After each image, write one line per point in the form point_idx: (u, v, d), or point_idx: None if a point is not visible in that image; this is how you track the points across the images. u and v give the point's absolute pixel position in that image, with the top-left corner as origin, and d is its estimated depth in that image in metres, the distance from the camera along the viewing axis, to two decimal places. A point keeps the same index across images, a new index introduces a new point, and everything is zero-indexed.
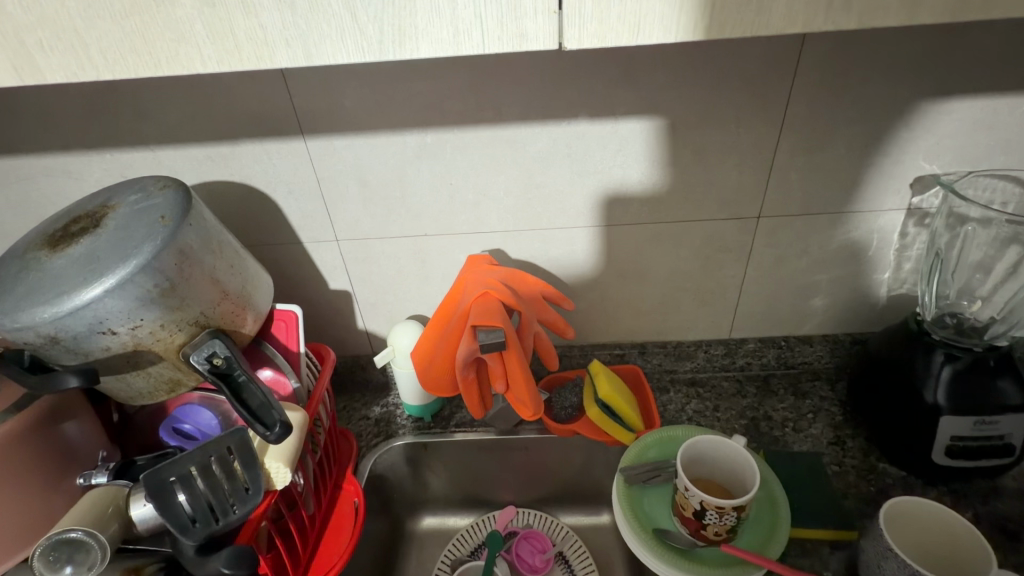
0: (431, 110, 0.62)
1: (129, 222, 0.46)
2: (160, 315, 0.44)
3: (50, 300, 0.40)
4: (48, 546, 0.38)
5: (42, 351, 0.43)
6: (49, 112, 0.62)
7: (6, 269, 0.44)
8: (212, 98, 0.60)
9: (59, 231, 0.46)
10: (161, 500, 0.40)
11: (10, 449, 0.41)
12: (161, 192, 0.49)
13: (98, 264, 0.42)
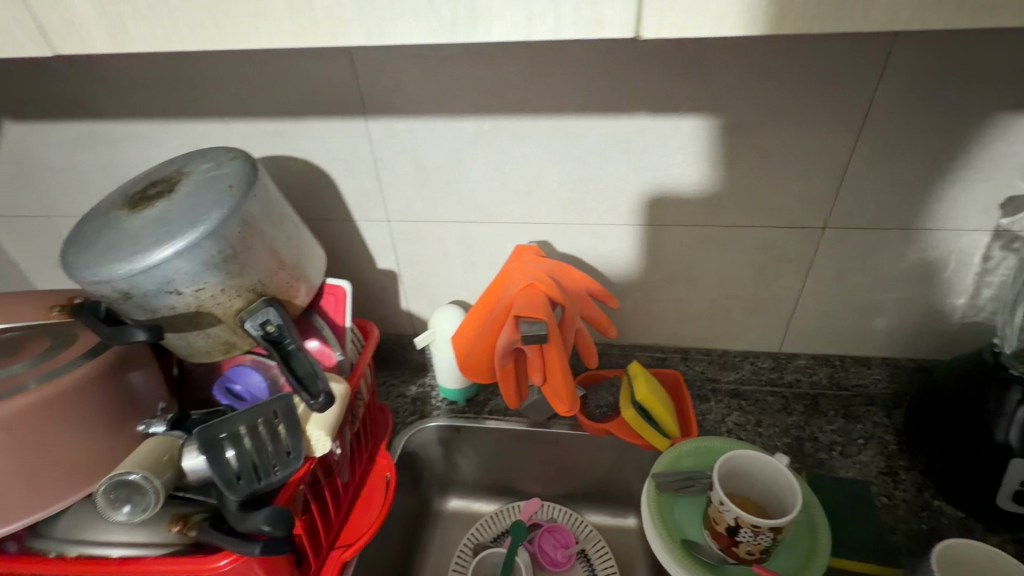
0: (491, 96, 0.62)
1: (199, 188, 0.48)
2: (222, 279, 0.47)
3: (125, 258, 0.43)
4: (110, 486, 0.41)
5: (116, 304, 0.46)
6: (136, 82, 0.66)
7: (89, 225, 0.47)
8: (282, 75, 0.63)
9: (137, 193, 0.49)
10: (212, 454, 0.43)
11: (80, 393, 0.45)
12: (230, 161, 0.51)
13: (170, 226, 0.44)
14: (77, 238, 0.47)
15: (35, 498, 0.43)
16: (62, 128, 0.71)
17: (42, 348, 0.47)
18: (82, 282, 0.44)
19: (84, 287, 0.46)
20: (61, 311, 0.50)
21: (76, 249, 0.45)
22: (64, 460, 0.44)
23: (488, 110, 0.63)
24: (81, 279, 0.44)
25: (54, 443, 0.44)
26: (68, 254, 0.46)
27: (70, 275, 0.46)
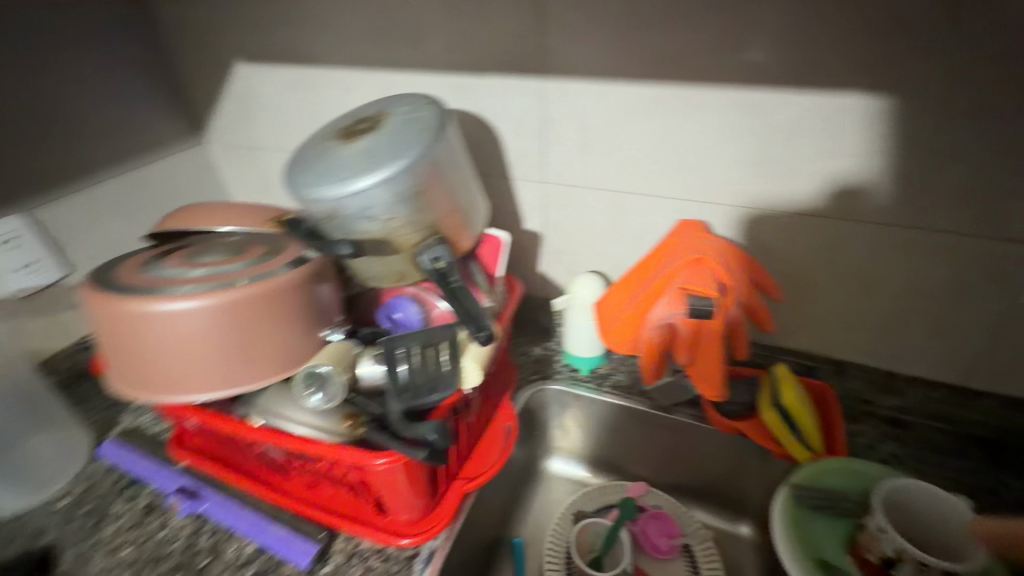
0: (679, 61, 0.59)
1: (399, 127, 0.52)
2: (409, 212, 0.51)
3: (338, 182, 0.49)
4: (307, 374, 0.49)
5: (322, 223, 0.53)
6: (346, 33, 0.73)
7: (309, 153, 0.54)
8: (474, 30, 0.66)
9: (348, 128, 0.55)
10: (388, 364, 0.48)
11: (286, 296, 0.51)
12: (427, 106, 0.55)
13: (376, 158, 0.49)
14: (298, 163, 0.54)
15: (244, 374, 0.51)
16: (280, 71, 0.82)
17: (260, 253, 0.54)
18: (301, 199, 0.51)
19: (300, 205, 0.53)
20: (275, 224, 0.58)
21: (299, 171, 0.52)
22: (268, 348, 0.51)
23: (672, 76, 0.61)
24: (301, 197, 0.51)
25: (263, 333, 0.50)
26: (291, 175, 0.53)
27: (291, 193, 0.53)
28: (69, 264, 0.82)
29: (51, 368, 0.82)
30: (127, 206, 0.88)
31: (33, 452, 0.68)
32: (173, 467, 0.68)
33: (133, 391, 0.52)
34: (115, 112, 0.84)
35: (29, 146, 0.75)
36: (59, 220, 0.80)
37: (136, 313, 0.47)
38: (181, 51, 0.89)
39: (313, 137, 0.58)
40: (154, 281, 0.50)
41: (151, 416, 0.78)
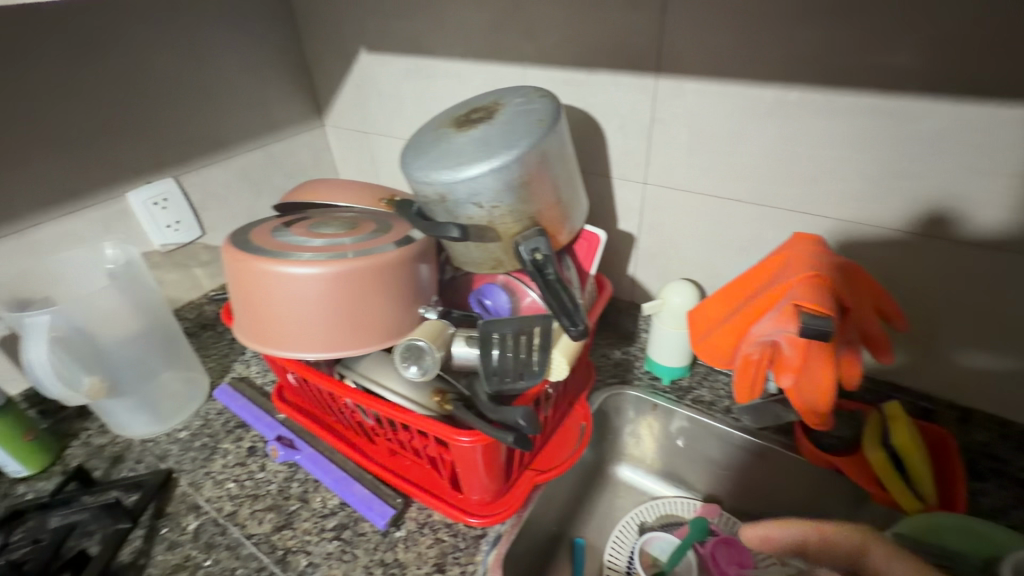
0: (811, 64, 0.55)
1: (513, 119, 0.53)
2: (513, 202, 0.52)
3: (451, 167, 0.51)
4: (404, 347, 0.51)
5: (430, 206, 0.55)
6: (465, 26, 0.76)
7: (424, 139, 0.57)
8: (591, 26, 0.65)
9: (463, 118, 0.57)
10: (483, 346, 0.50)
11: (392, 273, 0.54)
12: (541, 99, 0.55)
13: (488, 148, 0.50)
14: (414, 147, 0.57)
15: (349, 338, 0.55)
16: (397, 60, 0.87)
17: (372, 228, 0.58)
18: (412, 182, 0.54)
19: (410, 188, 0.56)
20: (386, 203, 0.61)
21: (414, 155, 0.55)
22: (373, 318, 0.55)
23: (801, 79, 0.57)
24: (413, 179, 0.54)
25: (370, 303, 0.54)
26: (406, 159, 0.56)
27: (404, 176, 0.56)
28: (204, 225, 0.93)
29: (183, 315, 0.94)
30: (254, 178, 0.98)
31: (164, 386, 0.78)
32: (274, 416, 0.75)
33: (252, 342, 0.57)
34: (253, 93, 0.93)
35: (183, 120, 0.85)
36: (200, 186, 0.90)
37: (264, 271, 0.52)
38: (313, 39, 0.97)
39: (428, 125, 0.60)
40: (280, 244, 0.55)
41: (258, 368, 0.87)
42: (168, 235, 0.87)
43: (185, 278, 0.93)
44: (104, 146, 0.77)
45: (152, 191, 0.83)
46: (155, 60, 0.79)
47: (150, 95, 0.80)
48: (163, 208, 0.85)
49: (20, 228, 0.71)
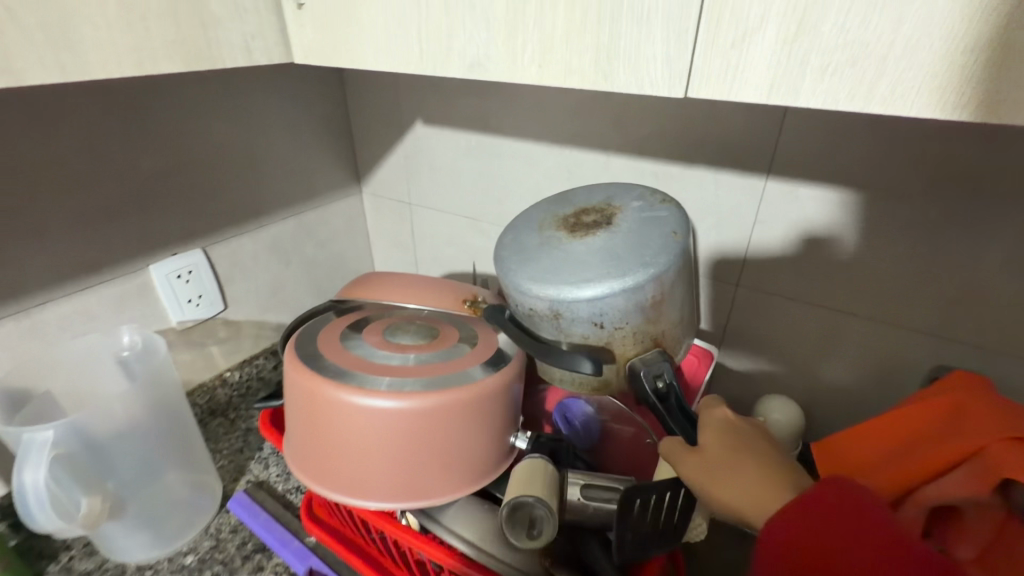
0: (959, 181, 0.49)
1: (638, 225, 0.46)
2: (639, 321, 0.44)
3: (572, 282, 0.42)
4: (510, 509, 0.42)
5: (533, 318, 0.46)
6: (545, 109, 0.71)
7: (524, 238, 0.48)
8: (692, 120, 0.60)
9: (572, 217, 0.48)
10: (623, 512, 0.39)
11: (486, 405, 0.45)
12: (665, 202, 0.48)
13: (618, 261, 0.42)
14: (510, 245, 0.48)
15: (431, 483, 0.45)
16: (458, 136, 0.82)
17: (458, 336, 0.50)
18: (516, 289, 0.45)
19: (507, 293, 0.47)
20: (471, 307, 0.53)
21: (515, 258, 0.46)
22: (458, 458, 0.46)
23: (941, 195, 0.50)
24: (516, 287, 0.45)
25: (459, 441, 0.45)
26: (505, 260, 0.47)
27: (501, 279, 0.47)
28: (227, 299, 0.83)
29: (194, 400, 0.81)
30: (285, 248, 0.89)
31: (174, 498, 0.66)
32: (303, 540, 0.64)
33: (310, 477, 0.47)
34: (294, 159, 0.86)
35: (219, 187, 0.77)
36: (228, 257, 0.81)
37: (337, 404, 0.43)
38: (361, 106, 0.91)
39: (521, 217, 0.52)
40: (354, 360, 0.46)
41: (277, 470, 0.75)
42: (187, 311, 0.77)
43: (199, 358, 0.82)
44: (131, 215, 0.69)
45: (177, 263, 0.74)
46: (197, 125, 0.72)
47: (189, 161, 0.73)
48: (186, 281, 0.76)
49: (27, 306, 0.62)
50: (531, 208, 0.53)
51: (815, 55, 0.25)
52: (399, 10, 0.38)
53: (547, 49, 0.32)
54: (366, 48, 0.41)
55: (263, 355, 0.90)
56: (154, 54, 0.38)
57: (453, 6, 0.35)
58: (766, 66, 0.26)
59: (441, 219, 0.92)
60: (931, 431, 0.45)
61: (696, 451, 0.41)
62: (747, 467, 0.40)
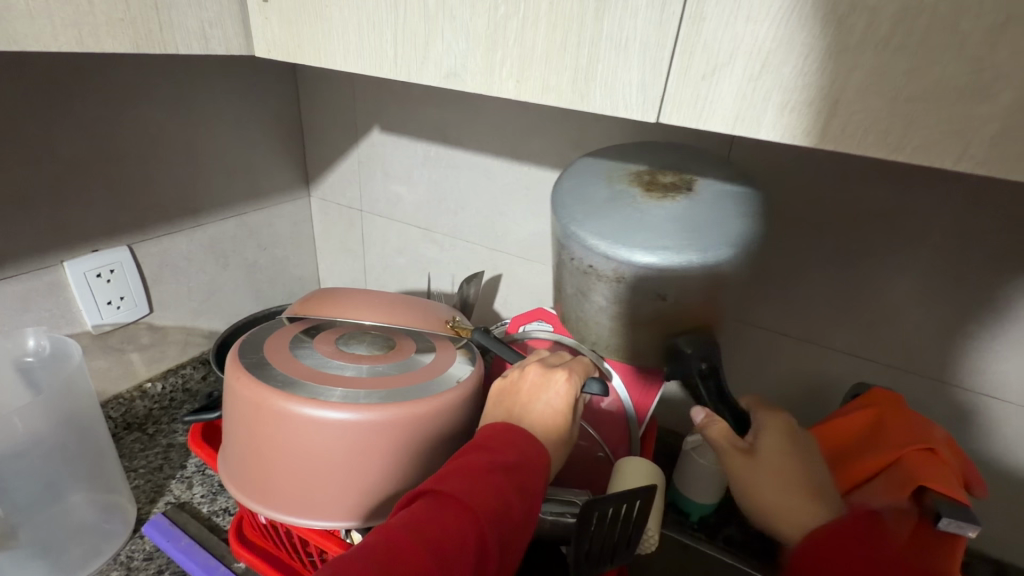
0: (878, 220, 0.54)
1: (719, 201, 0.44)
2: (700, 300, 0.44)
3: (649, 246, 0.40)
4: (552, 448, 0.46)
5: (592, 276, 0.44)
6: (505, 124, 0.72)
7: (592, 189, 0.47)
8: (646, 147, 0.63)
9: (647, 177, 0.47)
10: (581, 524, 0.39)
11: (441, 420, 0.44)
12: (745, 184, 0.46)
13: (700, 229, 0.41)
14: (578, 194, 0.46)
15: (382, 498, 0.43)
16: (415, 145, 0.81)
17: (414, 348, 0.49)
18: (582, 241, 0.43)
19: (567, 244, 0.45)
20: (454, 328, 0.52)
21: (586, 210, 0.44)
22: (410, 473, 0.44)
23: (861, 230, 0.55)
24: (584, 238, 0.43)
25: (420, 455, 0.44)
26: (572, 209, 0.45)
27: (564, 228, 0.45)
28: (153, 302, 0.76)
29: (107, 413, 0.73)
30: (222, 250, 0.84)
31: (77, 522, 0.59)
32: (230, 566, 0.58)
33: (252, 499, 0.44)
34: (238, 157, 0.82)
35: (151, 182, 0.72)
36: (157, 256, 0.75)
37: (295, 417, 0.40)
38: (314, 108, 0.88)
39: (588, 166, 0.50)
40: (303, 370, 0.44)
41: (203, 490, 0.68)
42: (106, 314, 0.71)
43: (116, 365, 0.74)
44: (45, 205, 0.62)
45: (97, 260, 0.68)
46: (127, 109, 0.67)
47: (120, 151, 0.67)
48: (106, 281, 0.69)
49: None
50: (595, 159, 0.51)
51: (777, 92, 0.27)
52: (373, 12, 0.37)
53: (526, 64, 0.33)
54: (335, 48, 0.40)
55: (190, 364, 0.83)
56: (98, 32, 0.35)
57: (433, 15, 0.35)
58: (732, 98, 0.28)
59: (392, 228, 0.90)
60: (854, 445, 0.49)
61: (747, 456, 0.47)
62: (783, 484, 0.46)
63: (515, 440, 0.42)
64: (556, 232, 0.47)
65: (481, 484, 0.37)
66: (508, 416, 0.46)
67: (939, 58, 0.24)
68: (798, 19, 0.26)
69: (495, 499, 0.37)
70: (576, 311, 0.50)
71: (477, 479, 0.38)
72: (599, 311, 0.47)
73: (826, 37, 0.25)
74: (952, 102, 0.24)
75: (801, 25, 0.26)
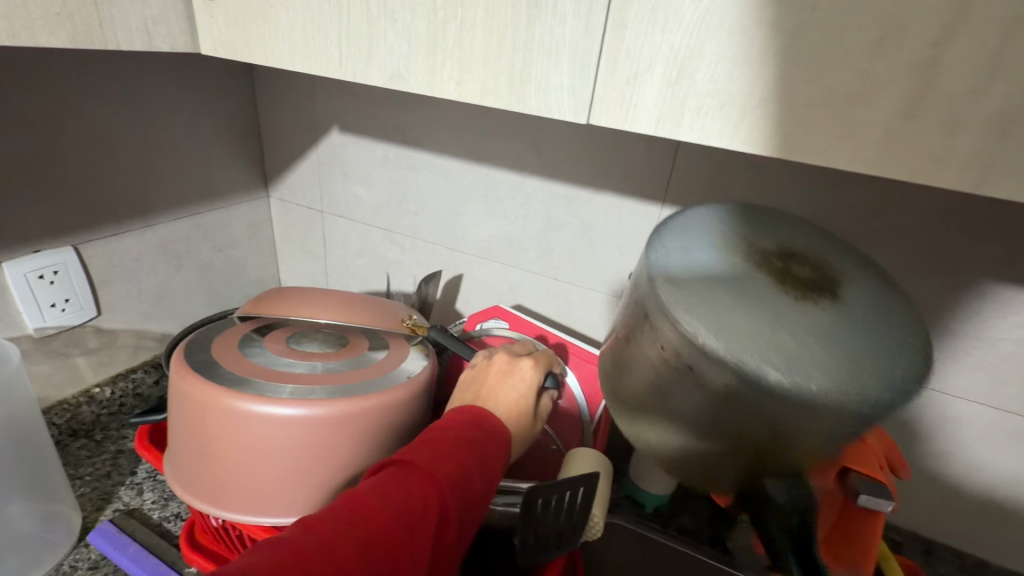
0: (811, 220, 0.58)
1: (869, 320, 0.34)
2: (826, 447, 0.33)
3: (784, 366, 0.30)
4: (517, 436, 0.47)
5: (688, 377, 0.34)
6: (463, 126, 0.73)
7: (708, 260, 0.36)
8: (598, 150, 0.65)
9: (781, 264, 0.37)
10: (525, 515, 0.40)
11: (392, 415, 0.44)
12: (899, 301, 0.37)
13: (849, 358, 0.31)
14: (687, 263, 0.36)
15: (333, 494, 0.44)
16: (375, 146, 0.81)
17: (367, 345, 0.50)
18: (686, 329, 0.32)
19: (661, 327, 0.35)
20: (411, 326, 0.52)
21: (699, 288, 0.34)
22: (362, 468, 0.44)
23: None
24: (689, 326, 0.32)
25: (374, 453, 0.44)
26: (680, 283, 0.35)
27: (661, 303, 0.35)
28: (100, 305, 0.74)
29: (49, 420, 0.71)
30: (176, 252, 0.82)
31: (16, 531, 0.57)
32: (181, 571, 0.57)
33: (200, 499, 0.43)
34: (192, 156, 0.80)
35: (98, 181, 0.70)
36: (105, 257, 0.73)
37: (249, 415, 0.40)
38: (272, 107, 0.87)
39: (699, 221, 0.40)
40: (253, 368, 0.44)
41: (153, 496, 0.67)
42: (49, 317, 0.69)
43: (60, 370, 0.72)
44: None
45: (39, 262, 0.66)
46: (71, 106, 0.65)
47: (63, 149, 0.65)
48: (49, 283, 0.67)
49: None
50: (711, 216, 0.41)
51: (692, 98, 0.29)
52: (318, 14, 0.38)
53: (466, 67, 0.34)
54: (282, 48, 0.41)
55: (142, 368, 0.81)
56: (32, 26, 0.35)
57: (376, 18, 0.36)
58: (655, 103, 0.30)
59: (353, 229, 0.90)
60: None
61: None
62: None
63: (485, 426, 0.43)
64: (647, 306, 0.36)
65: (444, 453, 0.39)
66: (476, 398, 0.47)
67: (828, 68, 0.26)
68: (708, 30, 0.28)
69: (455, 468, 0.38)
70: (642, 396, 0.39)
71: (439, 450, 0.39)
72: (677, 422, 0.36)
73: (731, 47, 0.28)
74: (843, 108, 0.26)
75: (710, 36, 0.28)
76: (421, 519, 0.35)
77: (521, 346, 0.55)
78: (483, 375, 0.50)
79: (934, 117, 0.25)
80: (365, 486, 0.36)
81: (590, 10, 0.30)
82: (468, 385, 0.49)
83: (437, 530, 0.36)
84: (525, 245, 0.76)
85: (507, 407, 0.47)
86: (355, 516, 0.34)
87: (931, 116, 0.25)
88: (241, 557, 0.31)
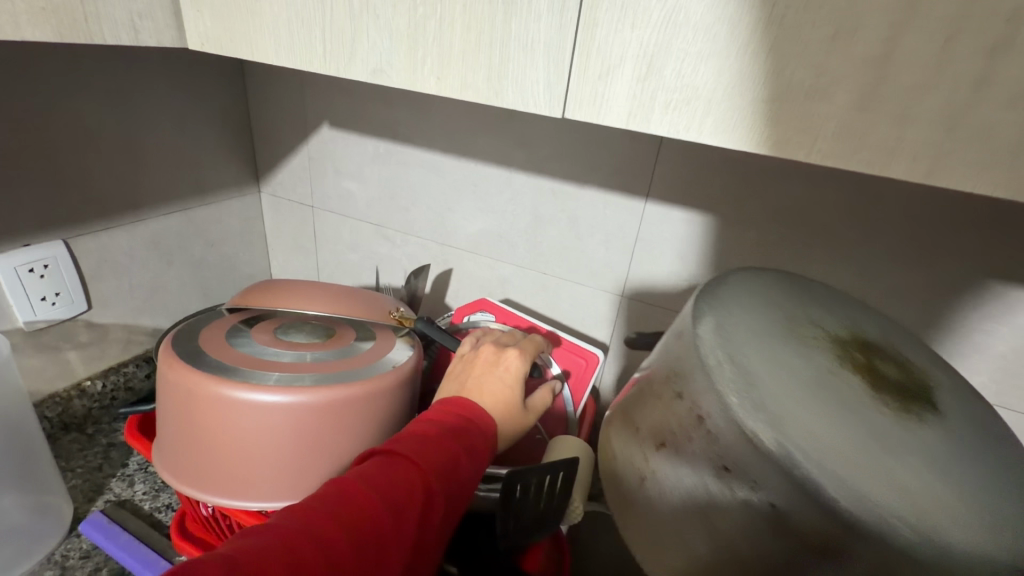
0: (790, 214, 0.59)
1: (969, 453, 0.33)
2: None
3: (891, 502, 0.27)
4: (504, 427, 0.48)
5: (766, 496, 0.29)
6: (452, 122, 0.74)
7: (787, 359, 0.33)
8: (584, 146, 0.67)
9: (864, 371, 0.35)
10: (503, 499, 0.42)
11: (378, 402, 0.45)
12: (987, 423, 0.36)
13: (960, 495, 0.29)
14: (763, 359, 0.33)
15: (320, 479, 0.45)
16: (365, 142, 0.82)
17: (354, 336, 0.51)
18: (757, 438, 0.28)
19: (728, 432, 0.30)
20: (398, 318, 0.53)
21: (780, 392, 0.31)
22: (348, 454, 0.45)
23: (776, 223, 0.60)
24: (760, 435, 0.28)
25: (359, 441, 0.45)
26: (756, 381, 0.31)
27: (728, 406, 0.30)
28: (91, 300, 0.75)
29: (41, 413, 0.71)
30: (167, 247, 0.83)
31: (10, 524, 0.57)
32: (173, 559, 0.58)
33: (187, 484, 0.44)
34: (183, 152, 0.81)
35: (87, 176, 0.70)
36: (95, 252, 0.74)
37: (238, 402, 0.41)
38: (263, 103, 0.88)
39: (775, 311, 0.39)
40: (240, 357, 0.45)
41: (145, 487, 0.68)
42: (40, 310, 0.69)
43: (52, 364, 0.72)
44: None
45: (29, 256, 0.66)
46: (61, 101, 0.65)
47: (54, 144, 0.66)
48: (40, 276, 0.68)
49: None
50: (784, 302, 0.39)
51: (661, 92, 0.30)
52: (303, 10, 0.39)
53: (446, 63, 0.35)
54: (267, 43, 0.42)
55: (133, 362, 0.81)
56: (20, 21, 0.36)
57: (359, 15, 0.37)
58: (626, 97, 0.31)
59: (345, 225, 0.90)
60: None
61: None
62: None
63: (473, 420, 0.44)
64: (704, 402, 0.32)
65: (435, 444, 0.40)
66: (462, 388, 0.48)
67: (787, 63, 0.27)
68: (675, 26, 0.29)
69: (446, 459, 0.39)
70: (685, 496, 0.34)
71: (429, 442, 0.40)
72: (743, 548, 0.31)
73: (696, 42, 0.29)
74: (801, 101, 0.28)
75: (676, 32, 0.29)
76: (408, 507, 0.36)
77: (507, 334, 0.56)
78: (470, 366, 0.51)
79: (888, 111, 0.26)
80: (354, 474, 0.37)
81: (563, 6, 0.31)
82: (455, 376, 0.50)
83: (422, 518, 0.37)
84: (513, 240, 0.77)
85: (493, 400, 0.47)
86: (346, 503, 0.35)
87: (885, 108, 0.26)
88: (225, 546, 0.32)
